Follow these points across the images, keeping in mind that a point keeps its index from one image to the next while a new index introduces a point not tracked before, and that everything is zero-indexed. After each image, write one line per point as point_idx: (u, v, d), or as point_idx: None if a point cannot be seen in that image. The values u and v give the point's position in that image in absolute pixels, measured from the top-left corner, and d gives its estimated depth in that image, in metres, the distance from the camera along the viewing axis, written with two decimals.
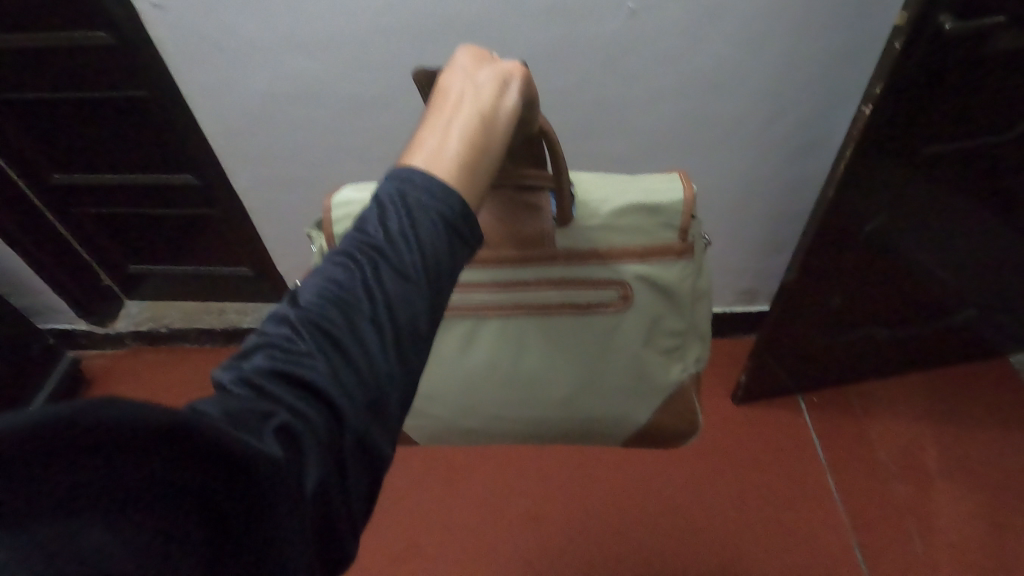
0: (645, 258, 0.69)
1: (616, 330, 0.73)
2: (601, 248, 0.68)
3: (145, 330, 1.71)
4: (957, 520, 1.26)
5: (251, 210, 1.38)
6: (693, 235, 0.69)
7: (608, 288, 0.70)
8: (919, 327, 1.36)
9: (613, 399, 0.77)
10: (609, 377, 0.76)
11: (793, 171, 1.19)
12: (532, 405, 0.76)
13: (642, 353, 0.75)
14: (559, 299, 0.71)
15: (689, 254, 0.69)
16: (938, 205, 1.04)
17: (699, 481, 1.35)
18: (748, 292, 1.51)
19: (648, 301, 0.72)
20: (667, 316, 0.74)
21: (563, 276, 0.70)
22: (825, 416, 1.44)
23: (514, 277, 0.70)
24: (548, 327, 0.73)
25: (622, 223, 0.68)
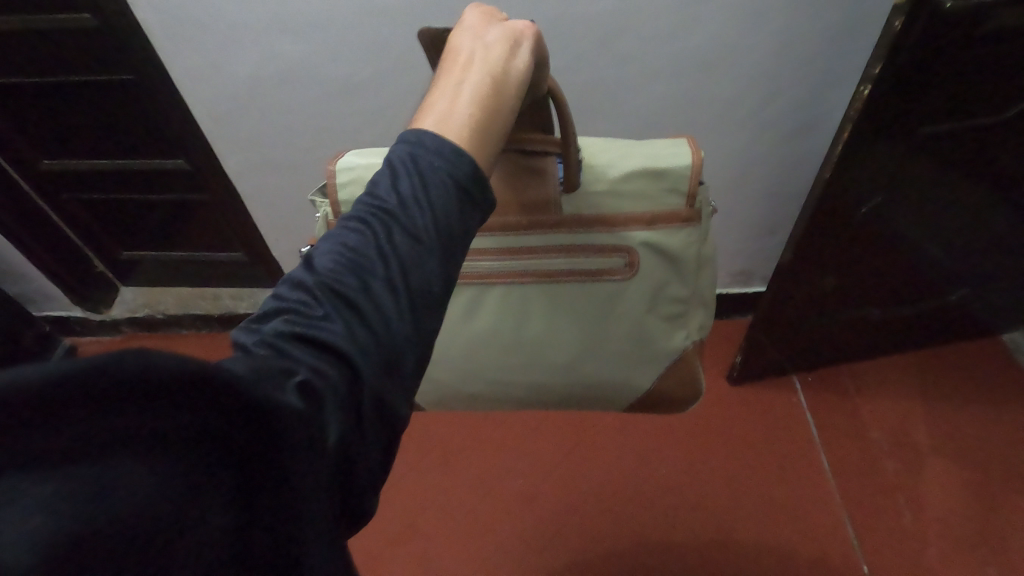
0: (652, 223, 0.69)
1: (622, 295, 0.73)
2: (608, 215, 0.68)
3: (141, 315, 1.71)
4: (948, 494, 1.28)
5: (243, 195, 1.38)
6: (698, 201, 0.69)
7: (615, 254, 0.70)
8: (913, 306, 1.38)
9: (619, 365, 0.78)
10: (614, 343, 0.76)
11: (789, 149, 1.19)
12: (538, 375, 0.77)
13: (648, 318, 0.75)
14: (567, 264, 0.71)
15: (695, 220, 0.69)
16: (931, 187, 1.05)
17: (695, 460, 1.37)
18: (744, 273, 1.51)
19: (654, 264, 0.71)
20: (673, 280, 0.73)
21: (571, 242, 0.70)
22: (818, 395, 1.45)
23: (522, 245, 0.70)
24: (552, 293, 0.73)
25: (629, 189, 0.68)
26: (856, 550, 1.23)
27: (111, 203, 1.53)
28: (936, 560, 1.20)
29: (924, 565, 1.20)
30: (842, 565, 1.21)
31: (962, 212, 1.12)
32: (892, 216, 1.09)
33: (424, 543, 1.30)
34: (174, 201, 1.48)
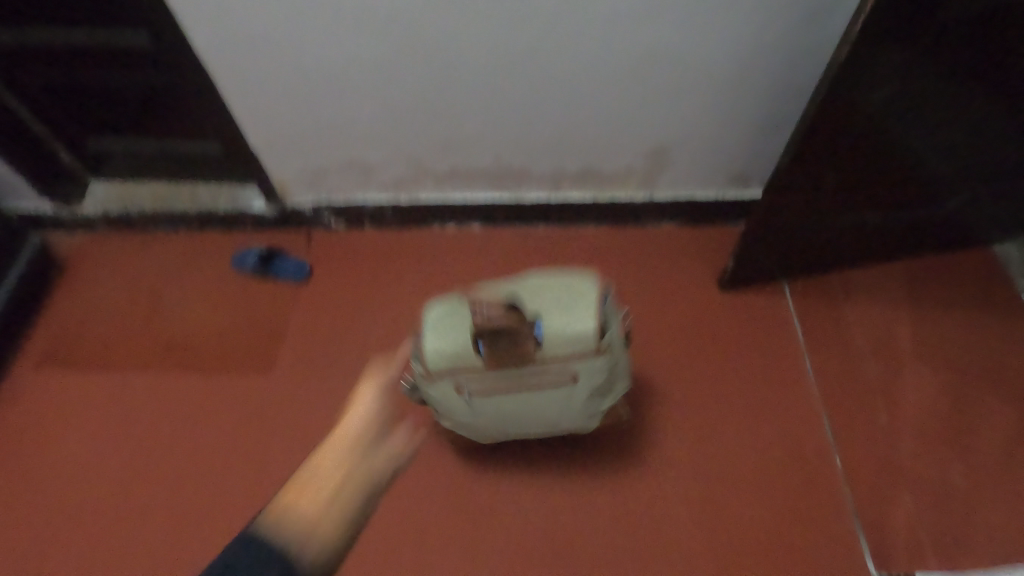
0: (579, 358, 1.06)
1: (563, 393, 1.11)
2: (555, 358, 1.06)
3: (115, 212, 1.63)
4: (924, 395, 1.32)
5: (216, 77, 1.29)
6: (605, 339, 1.06)
7: (557, 379, 1.08)
8: (911, 213, 1.34)
9: (564, 416, 1.16)
10: (560, 409, 1.15)
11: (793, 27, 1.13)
12: (512, 425, 1.18)
13: (581, 398, 1.13)
14: (530, 387, 1.10)
15: (604, 351, 1.06)
16: (944, 74, 1.01)
17: (681, 361, 1.38)
18: (741, 177, 1.47)
19: (583, 369, 1.08)
20: (596, 377, 1.10)
21: (532, 375, 1.08)
22: (807, 302, 1.45)
23: (503, 384, 1.09)
24: (517, 387, 1.10)
25: (564, 341, 1.04)
26: (832, 446, 1.27)
27: (80, 82, 1.45)
28: (907, 455, 1.25)
29: (895, 459, 1.25)
30: (818, 459, 1.25)
31: (968, 107, 1.09)
32: (902, 107, 1.05)
33: (413, 438, 1.32)
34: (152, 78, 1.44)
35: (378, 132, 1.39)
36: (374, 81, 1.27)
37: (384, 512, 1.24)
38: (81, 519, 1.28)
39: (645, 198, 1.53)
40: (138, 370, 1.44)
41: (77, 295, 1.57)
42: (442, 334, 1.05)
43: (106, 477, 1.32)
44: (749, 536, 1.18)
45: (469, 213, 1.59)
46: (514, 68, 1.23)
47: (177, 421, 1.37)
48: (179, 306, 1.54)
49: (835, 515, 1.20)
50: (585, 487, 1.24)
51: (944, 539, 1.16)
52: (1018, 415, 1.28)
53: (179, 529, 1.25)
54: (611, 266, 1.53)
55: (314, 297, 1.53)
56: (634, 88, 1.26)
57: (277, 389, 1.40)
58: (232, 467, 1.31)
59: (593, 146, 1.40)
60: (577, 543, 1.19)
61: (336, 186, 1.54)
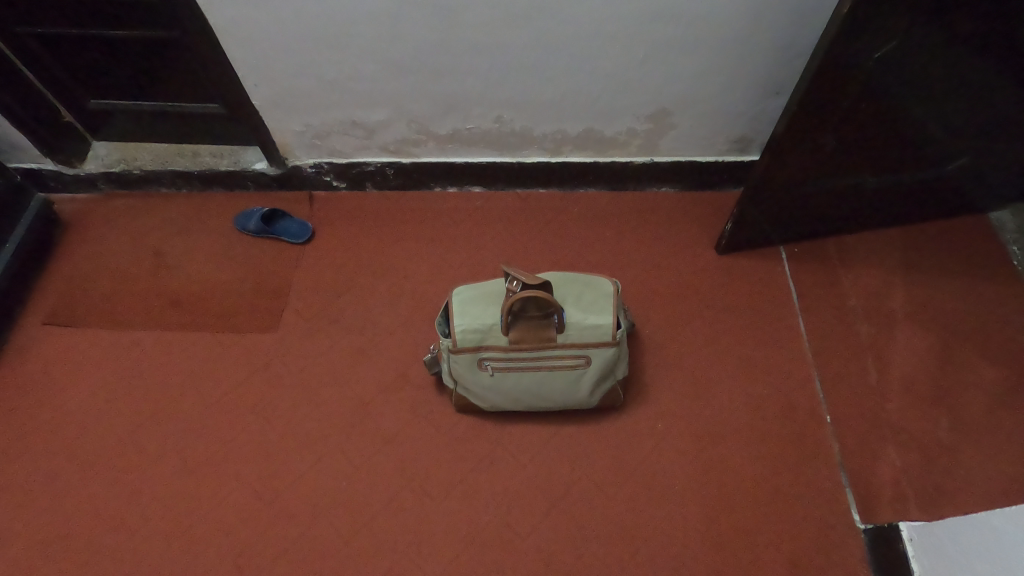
0: (595, 347, 1.18)
1: (572, 374, 1.21)
2: (572, 343, 1.18)
3: (118, 171, 1.63)
4: (913, 356, 1.35)
5: (215, 29, 1.27)
6: (619, 335, 1.20)
7: (572, 361, 1.19)
8: (910, 176, 1.35)
9: (567, 399, 1.24)
10: (565, 391, 1.22)
11: None
12: (521, 406, 1.26)
13: (586, 383, 1.21)
14: (544, 366, 1.20)
15: (617, 344, 1.19)
16: (948, 33, 1.00)
17: (678, 322, 1.41)
18: (742, 141, 1.48)
19: (595, 355, 1.19)
20: (605, 366, 1.20)
21: (549, 355, 1.19)
22: (803, 266, 1.47)
23: (523, 357, 1.19)
24: (533, 364, 1.20)
25: (583, 331, 1.17)
26: (822, 403, 1.30)
27: (73, 41, 1.41)
28: (894, 412, 1.29)
29: (883, 416, 1.29)
30: (808, 415, 1.29)
31: (973, 69, 1.08)
32: (905, 66, 1.05)
33: (414, 393, 1.35)
34: (143, 40, 1.39)
35: (379, 91, 1.39)
36: (376, 37, 1.26)
37: (387, 461, 1.28)
38: (89, 464, 1.30)
39: (645, 162, 1.54)
40: (144, 326, 1.47)
41: (82, 253, 1.59)
42: (470, 313, 1.18)
43: (114, 425, 1.35)
44: (738, 486, 1.22)
45: (470, 175, 1.60)
46: (516, 23, 1.22)
47: (183, 374, 1.40)
48: (183, 264, 1.56)
49: (823, 468, 1.23)
50: (581, 439, 1.28)
51: (927, 489, 1.20)
52: (1004, 374, 1.31)
53: (186, 474, 1.29)
54: (610, 230, 1.55)
55: (316, 257, 1.55)
56: (636, 46, 1.25)
57: (281, 345, 1.43)
58: (237, 417, 1.34)
59: (595, 108, 1.40)
60: (573, 492, 1.23)
61: (338, 147, 1.55)
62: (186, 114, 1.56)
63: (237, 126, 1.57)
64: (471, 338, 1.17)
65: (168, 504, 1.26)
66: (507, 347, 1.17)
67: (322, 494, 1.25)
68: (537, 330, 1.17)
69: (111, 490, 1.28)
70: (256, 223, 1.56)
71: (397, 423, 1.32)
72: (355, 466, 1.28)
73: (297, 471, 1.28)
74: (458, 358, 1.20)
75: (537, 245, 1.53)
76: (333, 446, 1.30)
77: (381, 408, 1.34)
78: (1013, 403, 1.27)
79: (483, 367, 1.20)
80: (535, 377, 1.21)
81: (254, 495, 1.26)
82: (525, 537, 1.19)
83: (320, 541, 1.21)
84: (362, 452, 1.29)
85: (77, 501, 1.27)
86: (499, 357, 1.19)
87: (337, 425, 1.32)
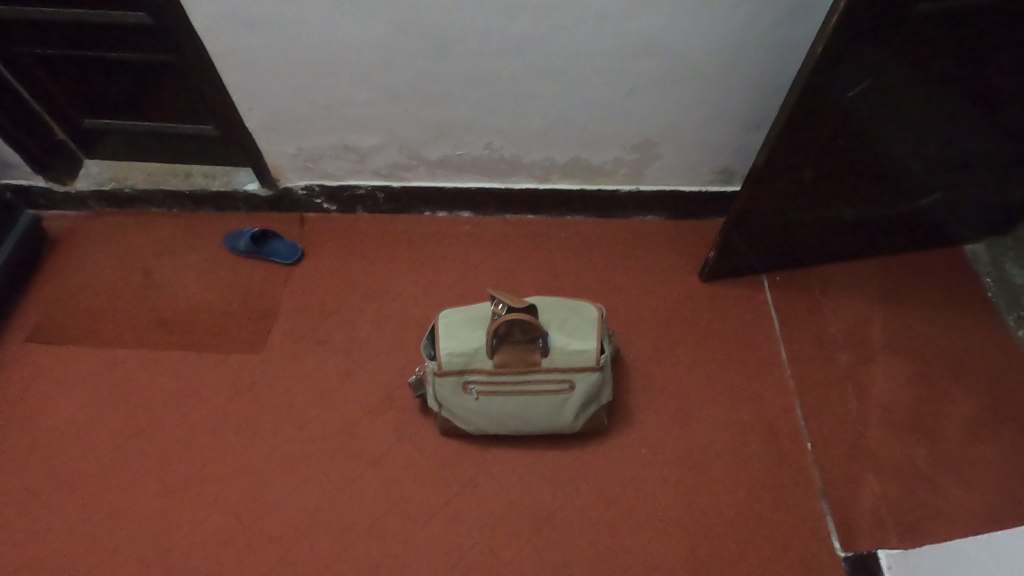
0: (578, 371, 1.19)
1: (556, 399, 1.21)
2: (556, 367, 1.19)
3: (109, 190, 1.64)
4: (892, 385, 1.37)
5: (213, 54, 1.30)
6: (603, 360, 1.21)
7: (556, 385, 1.20)
8: (886, 209, 1.39)
9: (550, 424, 1.24)
10: (547, 416, 1.23)
11: (770, 26, 1.17)
12: (505, 430, 1.26)
13: (569, 408, 1.22)
14: (528, 390, 1.21)
15: (600, 369, 1.20)
16: (918, 74, 1.04)
17: (662, 348, 1.43)
18: (725, 172, 1.52)
19: (579, 380, 1.20)
20: (588, 391, 1.21)
21: (533, 379, 1.20)
22: (784, 294, 1.50)
23: (508, 381, 1.20)
24: (518, 388, 1.21)
25: (566, 355, 1.19)
26: (804, 430, 1.32)
27: (71, 62, 1.44)
28: (874, 440, 1.31)
29: (863, 444, 1.30)
30: (790, 442, 1.30)
31: (941, 109, 1.13)
32: (878, 104, 1.09)
33: (400, 415, 1.35)
34: (139, 62, 1.41)
35: (372, 117, 1.42)
36: (370, 67, 1.30)
37: (370, 484, 1.27)
38: (66, 484, 1.28)
39: (632, 190, 1.57)
40: (129, 344, 1.46)
41: (69, 270, 1.59)
42: (456, 337, 1.19)
43: (94, 444, 1.33)
44: (722, 513, 1.23)
45: (460, 200, 1.62)
46: (507, 56, 1.26)
47: (166, 394, 1.39)
48: (170, 283, 1.56)
49: (803, 495, 1.24)
50: (565, 464, 1.29)
51: (906, 518, 1.21)
52: (980, 404, 1.34)
53: (165, 496, 1.27)
54: (596, 256, 1.58)
55: (306, 278, 1.56)
56: (622, 79, 1.29)
57: (267, 365, 1.42)
58: (220, 438, 1.33)
59: (583, 137, 1.44)
60: (556, 517, 1.23)
61: (330, 170, 1.57)
62: (179, 135, 1.57)
63: (229, 147, 1.59)
64: (457, 361, 1.18)
65: (146, 526, 1.24)
66: (491, 370, 1.18)
67: (303, 517, 1.24)
68: (522, 355, 1.18)
69: (87, 512, 1.25)
70: (245, 243, 1.57)
71: (381, 445, 1.32)
72: (338, 489, 1.27)
73: (277, 493, 1.27)
74: (443, 381, 1.21)
75: (525, 269, 1.56)
76: (316, 468, 1.29)
77: (365, 430, 1.34)
78: (987, 434, 1.30)
79: (468, 390, 1.21)
80: (520, 400, 1.22)
81: (234, 517, 1.24)
82: (506, 562, 1.19)
83: (298, 565, 1.19)
84: (345, 475, 1.28)
85: (52, 523, 1.24)
86: (483, 380, 1.20)
87: (321, 447, 1.32)
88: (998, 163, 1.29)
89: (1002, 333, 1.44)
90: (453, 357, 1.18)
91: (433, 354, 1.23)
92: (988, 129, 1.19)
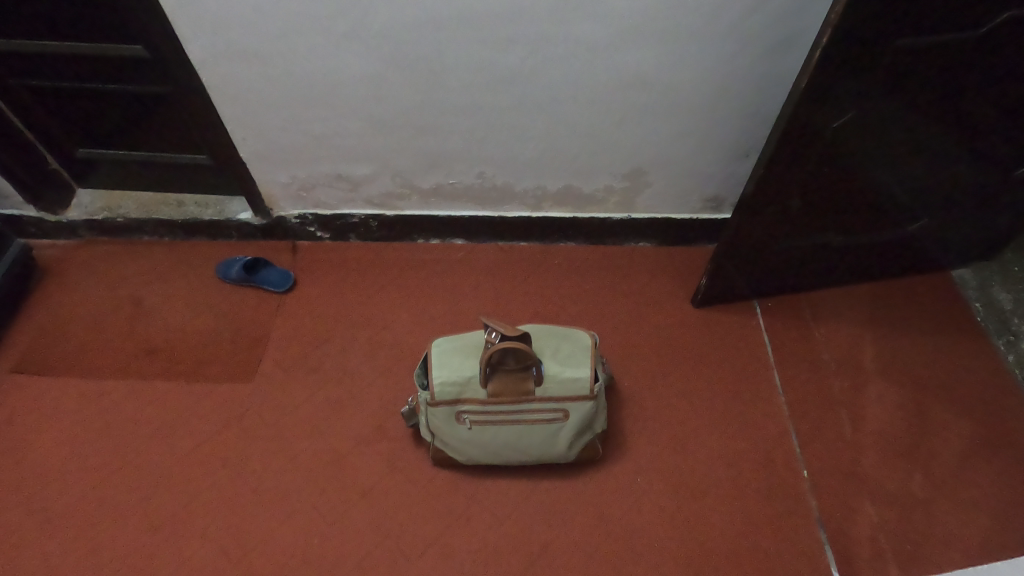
0: (572, 400, 1.19)
1: (550, 429, 1.20)
2: (549, 396, 1.18)
3: (100, 219, 1.64)
4: (885, 411, 1.37)
5: (208, 86, 1.31)
6: (597, 388, 1.20)
7: (549, 414, 1.19)
8: (874, 236, 1.41)
9: (544, 454, 1.23)
10: (541, 446, 1.22)
11: (756, 58, 1.20)
12: (499, 460, 1.24)
13: (564, 437, 1.21)
14: (521, 419, 1.20)
15: (594, 398, 1.19)
16: (900, 105, 1.07)
17: (656, 375, 1.43)
18: (715, 200, 1.54)
19: (573, 409, 1.19)
20: (582, 420, 1.20)
21: (527, 408, 1.19)
22: (775, 320, 1.51)
23: (501, 410, 1.19)
24: (511, 418, 1.19)
25: (560, 384, 1.18)
26: (799, 457, 1.31)
27: (65, 93, 1.45)
28: (870, 467, 1.30)
29: (859, 471, 1.30)
30: (786, 470, 1.29)
31: (924, 139, 1.16)
32: (863, 134, 1.12)
33: (392, 445, 1.33)
34: (133, 94, 1.42)
35: (367, 147, 1.43)
36: (364, 99, 1.32)
37: (361, 517, 1.25)
38: (47, 521, 1.25)
39: (624, 218, 1.59)
40: (117, 375, 1.44)
41: (57, 299, 1.57)
42: (449, 366, 1.19)
43: (78, 479, 1.30)
44: (719, 544, 1.21)
45: (452, 228, 1.63)
46: (499, 88, 1.28)
47: (153, 426, 1.37)
48: (160, 312, 1.54)
49: (801, 524, 1.23)
50: (560, 494, 1.27)
51: (905, 547, 1.21)
52: (973, 429, 1.34)
53: (150, 532, 1.23)
54: (589, 283, 1.58)
55: (298, 306, 1.55)
56: (612, 110, 1.32)
57: (257, 395, 1.41)
58: (208, 471, 1.30)
59: (574, 166, 1.46)
60: (551, 549, 1.21)
61: (323, 199, 1.58)
62: (173, 164, 1.58)
63: (223, 177, 1.59)
64: (449, 391, 1.18)
65: (130, 564, 1.20)
66: (484, 400, 1.18)
67: (292, 551, 1.21)
68: (515, 384, 1.17)
69: (69, 550, 1.22)
70: (237, 272, 1.56)
71: (373, 477, 1.29)
72: (329, 522, 1.24)
73: (266, 526, 1.24)
74: (436, 411, 1.20)
75: (518, 297, 1.56)
76: (307, 501, 1.27)
77: (357, 461, 1.31)
78: (981, 461, 1.30)
79: (461, 419, 1.20)
80: (513, 430, 1.20)
81: (221, 554, 1.21)
82: None
83: None
84: (335, 508, 1.26)
85: (31, 562, 1.20)
86: (476, 410, 1.19)
87: (311, 479, 1.29)
88: (981, 190, 1.32)
89: (992, 357, 1.45)
90: (446, 387, 1.17)
91: (426, 382, 1.23)
92: (969, 158, 1.22)
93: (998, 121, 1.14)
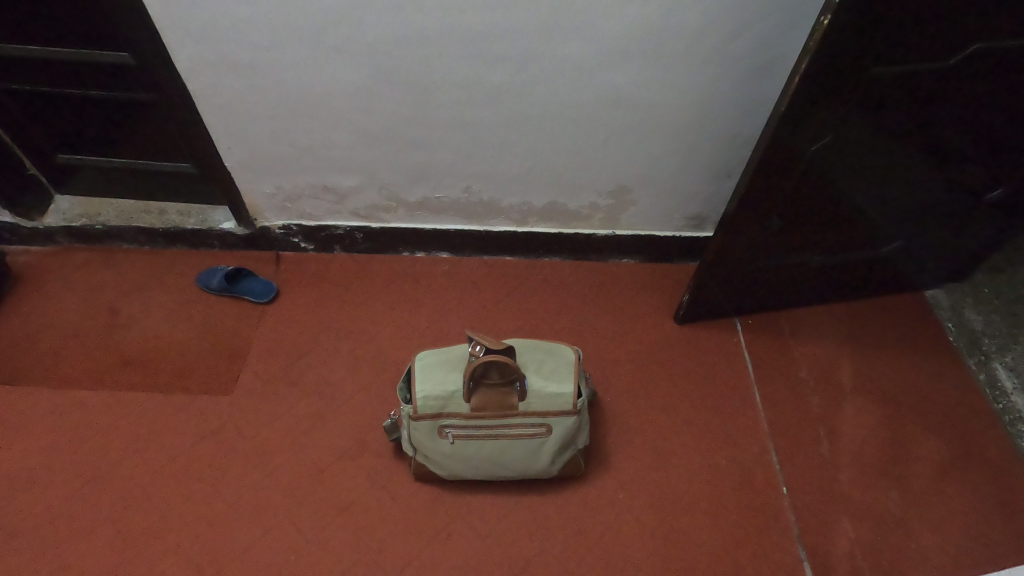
0: (554, 414, 1.19)
1: (531, 444, 1.20)
2: (532, 410, 1.18)
3: (78, 226, 1.61)
4: (863, 428, 1.40)
5: (194, 95, 1.31)
6: (579, 403, 1.20)
7: (532, 429, 1.19)
8: (851, 256, 1.44)
9: (526, 468, 1.22)
10: (522, 460, 1.21)
11: (738, 82, 1.24)
12: (480, 475, 1.23)
13: (545, 452, 1.21)
14: (503, 433, 1.19)
15: (576, 413, 1.19)
16: (875, 129, 1.11)
17: (639, 391, 1.43)
18: (697, 218, 1.57)
19: (556, 423, 1.19)
20: (564, 434, 1.20)
21: (509, 422, 1.18)
22: (756, 337, 1.53)
23: (484, 424, 1.18)
24: (494, 432, 1.19)
25: (543, 398, 1.18)
26: (778, 474, 1.32)
27: (48, 99, 1.43)
28: (847, 484, 1.32)
29: (836, 488, 1.31)
30: (766, 487, 1.30)
31: (898, 163, 1.19)
32: (839, 158, 1.15)
33: (373, 460, 1.32)
34: (117, 101, 1.41)
35: (353, 159, 1.43)
36: (352, 111, 1.32)
37: (340, 533, 1.23)
38: (11, 536, 1.20)
39: (608, 235, 1.61)
40: (92, 385, 1.41)
41: (31, 307, 1.54)
42: (433, 379, 1.18)
43: (45, 492, 1.26)
44: (699, 561, 1.21)
45: (437, 241, 1.64)
46: (487, 104, 1.30)
47: (127, 438, 1.33)
48: (139, 322, 1.52)
49: (780, 541, 1.24)
50: (542, 510, 1.26)
51: (881, 563, 1.22)
52: (947, 447, 1.37)
53: (119, 548, 1.20)
54: (574, 298, 1.60)
55: (280, 318, 1.53)
56: (597, 129, 1.34)
57: (236, 408, 1.38)
58: (182, 485, 1.27)
59: (560, 183, 1.48)
60: (532, 567, 1.20)
61: (308, 210, 1.57)
62: (156, 172, 1.56)
63: (207, 186, 1.58)
64: (432, 405, 1.17)
65: None
66: (467, 414, 1.17)
67: (268, 568, 1.18)
68: (499, 398, 1.17)
69: (34, 567, 1.17)
70: (218, 282, 1.54)
71: (353, 492, 1.28)
72: (307, 538, 1.22)
73: (243, 542, 1.21)
74: (419, 425, 1.19)
75: (502, 311, 1.56)
76: (285, 516, 1.24)
77: (336, 476, 1.29)
78: (953, 479, 1.32)
79: (444, 432, 1.19)
80: (495, 444, 1.20)
81: (193, 570, 1.18)
82: None
83: None
84: (314, 524, 1.24)
85: None
86: (459, 424, 1.19)
87: (289, 494, 1.27)
88: (952, 214, 1.36)
89: (964, 378, 1.49)
90: (429, 400, 1.17)
91: (408, 395, 1.22)
92: (941, 183, 1.26)
93: (967, 148, 1.18)
